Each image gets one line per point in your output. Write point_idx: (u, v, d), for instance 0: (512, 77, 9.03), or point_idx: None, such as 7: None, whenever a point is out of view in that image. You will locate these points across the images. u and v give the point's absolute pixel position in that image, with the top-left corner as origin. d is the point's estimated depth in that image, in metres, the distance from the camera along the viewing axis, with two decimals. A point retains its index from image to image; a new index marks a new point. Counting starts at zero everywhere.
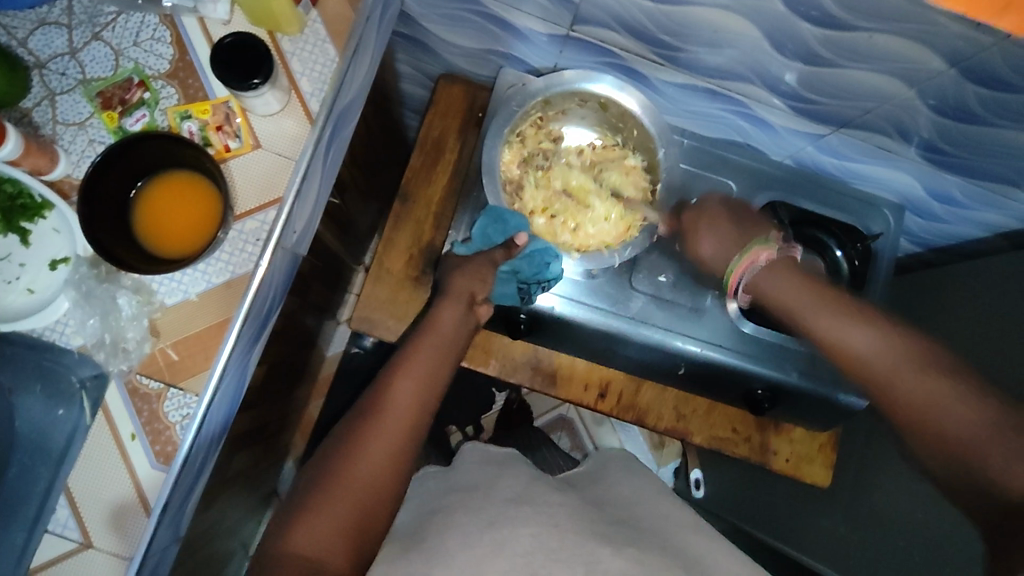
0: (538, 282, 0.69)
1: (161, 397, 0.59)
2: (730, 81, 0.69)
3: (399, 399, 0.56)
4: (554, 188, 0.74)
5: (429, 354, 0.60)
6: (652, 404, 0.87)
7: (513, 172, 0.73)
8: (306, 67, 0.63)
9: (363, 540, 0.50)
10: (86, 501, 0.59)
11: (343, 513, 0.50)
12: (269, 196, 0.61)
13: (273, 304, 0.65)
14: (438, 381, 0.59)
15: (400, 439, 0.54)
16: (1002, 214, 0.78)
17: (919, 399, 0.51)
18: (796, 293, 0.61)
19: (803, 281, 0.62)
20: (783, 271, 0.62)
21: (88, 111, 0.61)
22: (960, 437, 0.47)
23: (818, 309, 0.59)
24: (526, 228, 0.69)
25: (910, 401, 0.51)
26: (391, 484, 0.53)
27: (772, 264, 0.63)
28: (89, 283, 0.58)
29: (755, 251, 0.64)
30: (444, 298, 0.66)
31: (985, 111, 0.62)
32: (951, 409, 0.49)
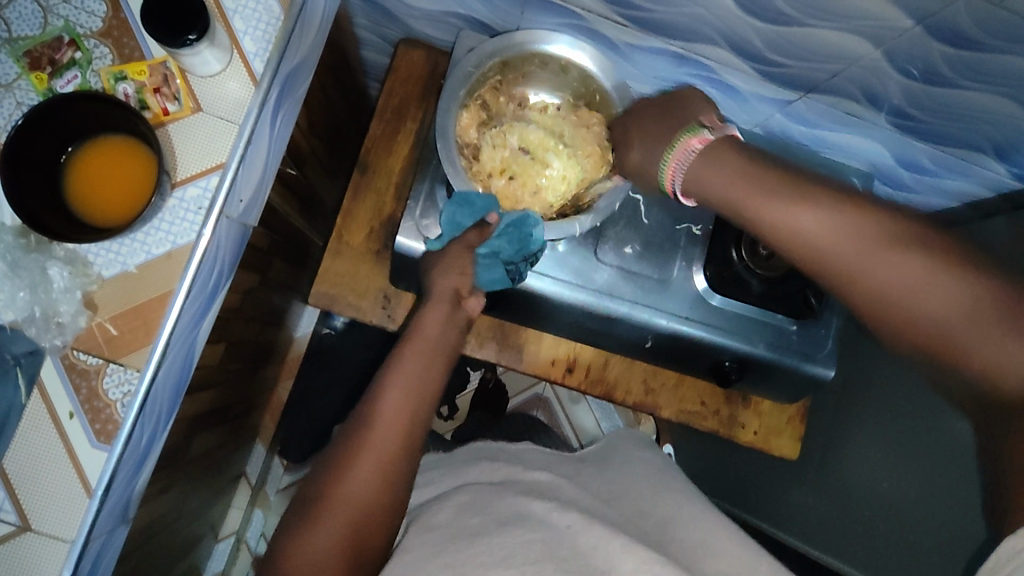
0: (522, 257, 0.68)
1: (101, 373, 0.57)
2: (697, 43, 0.67)
3: (388, 413, 0.52)
4: (511, 148, 0.71)
5: (417, 361, 0.56)
6: (621, 377, 0.85)
7: (471, 136, 0.70)
8: (249, 25, 0.60)
9: (360, 557, 0.49)
10: (22, 481, 0.56)
11: (335, 535, 0.48)
12: (211, 161, 0.59)
13: (223, 279, 0.62)
14: (430, 391, 0.55)
15: (390, 454, 0.51)
16: (970, 180, 0.77)
17: (903, 292, 0.45)
18: (744, 180, 0.51)
19: (746, 171, 0.51)
20: (718, 157, 0.53)
21: (15, 71, 0.57)
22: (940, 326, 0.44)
23: (783, 205, 0.49)
24: (495, 206, 0.66)
25: (914, 313, 0.44)
26: (385, 500, 0.50)
27: (705, 150, 0.55)
28: (16, 253, 0.55)
29: (691, 140, 0.56)
30: (428, 299, 0.62)
31: (955, 73, 0.61)
32: (982, 321, 0.42)
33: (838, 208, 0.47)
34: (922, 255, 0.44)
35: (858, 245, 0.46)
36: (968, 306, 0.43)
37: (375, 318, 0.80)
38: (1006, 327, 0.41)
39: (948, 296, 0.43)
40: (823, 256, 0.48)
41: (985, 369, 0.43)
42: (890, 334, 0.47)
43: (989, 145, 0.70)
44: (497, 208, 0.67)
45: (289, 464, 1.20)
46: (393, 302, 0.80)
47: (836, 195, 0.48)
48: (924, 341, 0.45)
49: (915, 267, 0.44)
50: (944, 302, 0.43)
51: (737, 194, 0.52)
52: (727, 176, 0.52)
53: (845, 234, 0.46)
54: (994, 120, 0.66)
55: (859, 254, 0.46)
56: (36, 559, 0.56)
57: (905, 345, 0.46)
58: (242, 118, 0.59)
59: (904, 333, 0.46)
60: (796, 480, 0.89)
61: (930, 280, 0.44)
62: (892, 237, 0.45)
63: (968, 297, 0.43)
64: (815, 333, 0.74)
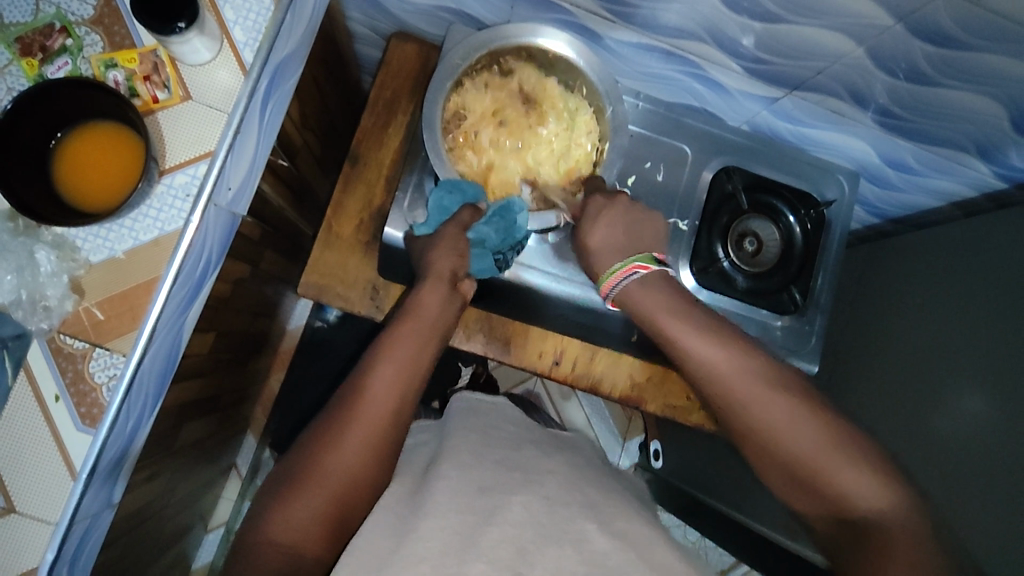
0: (508, 247, 0.70)
1: (87, 356, 0.57)
2: (684, 40, 0.67)
3: (380, 387, 0.54)
4: (510, 92, 0.70)
5: (411, 340, 0.58)
6: (607, 372, 0.82)
7: (461, 96, 0.69)
8: (240, 15, 0.60)
9: (342, 527, 0.50)
10: (7, 463, 0.56)
11: (322, 507, 0.49)
12: (199, 150, 0.59)
13: (210, 267, 0.63)
14: (418, 370, 0.57)
15: (378, 429, 0.52)
16: (954, 180, 0.78)
17: (777, 421, 0.55)
18: (672, 306, 0.63)
19: (681, 306, 0.63)
20: (655, 285, 0.65)
21: (7, 57, 0.57)
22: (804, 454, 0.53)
23: (699, 338, 0.61)
24: (484, 197, 0.69)
25: (787, 439, 0.54)
26: (372, 473, 0.51)
27: (646, 277, 0.65)
28: (4, 236, 0.56)
29: (637, 264, 0.66)
30: (425, 278, 0.64)
31: (935, 71, 0.62)
32: (831, 454, 0.52)
33: (741, 352, 0.59)
34: (794, 398, 0.56)
35: (749, 383, 0.57)
36: (820, 440, 0.53)
37: (363, 310, 0.80)
38: (849, 459, 0.52)
39: (809, 431, 0.54)
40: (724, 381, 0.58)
41: (833, 490, 0.52)
42: (763, 459, 0.56)
43: (971, 145, 0.71)
44: (484, 198, 0.69)
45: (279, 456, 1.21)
46: (382, 294, 0.80)
47: (740, 342, 0.60)
48: (786, 465, 0.54)
49: (788, 406, 0.55)
50: (806, 435, 0.54)
51: (664, 316, 0.62)
52: (658, 302, 0.63)
53: (740, 370, 0.58)
54: (975, 120, 0.67)
55: (751, 388, 0.57)
56: (21, 540, 0.56)
57: (773, 472, 0.56)
58: (231, 106, 0.60)
59: (774, 458, 0.55)
60: None
61: (803, 417, 0.54)
62: (776, 384, 0.57)
63: (822, 435, 0.53)
64: (801, 328, 0.78)
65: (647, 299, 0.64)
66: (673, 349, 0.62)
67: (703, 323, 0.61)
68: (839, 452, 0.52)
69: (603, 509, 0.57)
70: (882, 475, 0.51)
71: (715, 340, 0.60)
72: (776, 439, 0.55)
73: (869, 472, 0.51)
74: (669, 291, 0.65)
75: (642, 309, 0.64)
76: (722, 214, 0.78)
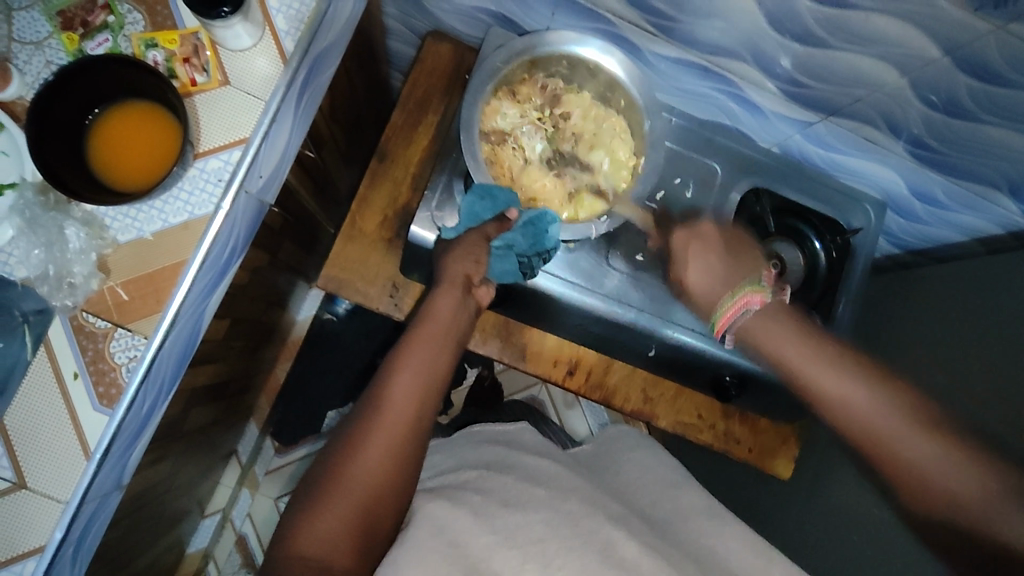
0: (536, 254, 0.67)
1: (108, 336, 0.57)
2: (724, 58, 0.67)
3: (398, 393, 0.52)
4: (548, 107, 0.71)
5: (426, 346, 0.55)
6: (621, 385, 0.85)
7: (500, 104, 0.69)
8: (283, 4, 0.60)
9: (371, 536, 0.48)
10: (21, 439, 0.56)
11: (347, 512, 0.47)
12: (234, 136, 0.59)
13: (236, 252, 0.62)
14: (438, 374, 0.54)
15: (397, 437, 0.50)
16: (981, 217, 0.78)
17: (927, 464, 0.47)
18: (796, 342, 0.56)
19: (805, 335, 0.56)
20: (776, 319, 0.57)
21: (48, 30, 0.57)
22: (964, 501, 0.45)
23: (824, 368, 0.53)
24: (516, 203, 0.67)
25: (943, 483, 0.46)
26: (396, 481, 0.49)
27: (760, 312, 0.58)
28: (34, 209, 0.55)
29: (748, 296, 0.59)
30: (439, 285, 0.62)
31: (976, 106, 0.61)
32: (1002, 502, 0.43)
33: (881, 387, 0.51)
34: (953, 438, 0.47)
35: (890, 413, 0.49)
36: (986, 479, 0.45)
37: (381, 306, 0.80)
38: (1013, 499, 0.43)
39: (967, 468, 0.45)
40: (858, 417, 0.50)
41: (998, 541, 0.43)
42: (913, 505, 0.48)
43: (1004, 182, 0.71)
44: (517, 206, 0.67)
45: (280, 447, 1.20)
46: (401, 292, 0.80)
47: (887, 377, 0.52)
48: (940, 509, 0.46)
49: (944, 442, 0.47)
50: (969, 481, 0.45)
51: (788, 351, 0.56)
52: (784, 335, 0.56)
53: (875, 405, 0.50)
54: (1011, 157, 0.66)
55: (883, 419, 0.49)
56: (27, 519, 0.56)
57: (928, 524, 0.47)
58: (269, 95, 0.59)
59: (925, 506, 0.47)
60: (784, 504, 0.90)
61: (958, 459, 0.46)
62: (924, 415, 0.48)
63: (987, 471, 0.45)
64: None
65: (768, 338, 0.57)
66: (795, 384, 0.55)
67: (832, 352, 0.54)
68: (1003, 497, 0.43)
69: (617, 526, 0.57)
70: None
71: (852, 374, 0.52)
72: (931, 480, 0.46)
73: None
74: (799, 327, 0.57)
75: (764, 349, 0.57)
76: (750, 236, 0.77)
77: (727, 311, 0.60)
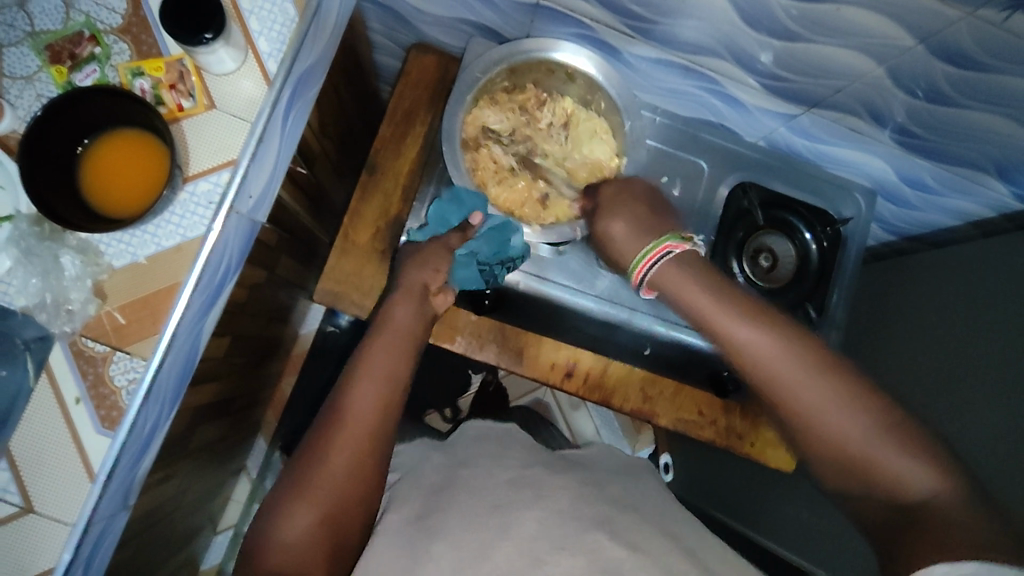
0: (498, 261, 0.71)
1: (107, 360, 0.58)
2: (703, 56, 0.68)
3: (365, 400, 0.54)
4: (523, 115, 0.72)
5: (389, 352, 0.58)
6: (619, 384, 0.85)
7: (479, 114, 0.70)
8: (264, 26, 0.61)
9: (338, 541, 0.50)
10: (26, 464, 0.57)
11: (316, 519, 0.49)
12: (221, 159, 0.60)
13: (230, 272, 0.63)
14: (403, 379, 0.57)
15: (367, 444, 0.53)
16: (972, 200, 0.78)
17: (817, 407, 0.50)
18: (705, 291, 0.56)
19: (712, 282, 0.56)
20: (682, 264, 0.58)
21: (36, 65, 0.58)
22: (848, 443, 0.49)
23: (731, 317, 0.54)
24: (483, 207, 0.69)
25: (829, 429, 0.49)
26: (363, 485, 0.52)
27: (681, 256, 0.58)
28: (30, 240, 0.56)
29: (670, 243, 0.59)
30: (396, 292, 0.64)
31: (956, 92, 0.61)
32: (877, 440, 0.48)
33: (784, 337, 0.52)
34: (838, 381, 0.50)
35: (792, 364, 0.51)
36: (870, 425, 0.48)
37: None
38: (900, 444, 0.47)
39: (859, 416, 0.49)
40: (759, 364, 0.52)
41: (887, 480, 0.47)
42: (810, 449, 0.51)
43: (991, 164, 0.70)
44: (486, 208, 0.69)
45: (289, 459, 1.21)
46: None
47: (778, 319, 0.54)
48: (839, 458, 0.49)
49: (839, 392, 0.49)
50: (853, 422, 0.49)
51: (705, 302, 0.56)
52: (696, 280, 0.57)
53: (772, 346, 0.52)
54: (996, 140, 0.66)
55: (786, 367, 0.51)
56: (38, 541, 0.57)
57: (825, 464, 0.51)
58: (254, 116, 0.61)
59: (824, 451, 0.50)
60: (789, 496, 0.91)
61: (846, 404, 0.49)
62: (814, 359, 0.51)
63: (874, 419, 0.48)
64: None
65: (680, 286, 0.57)
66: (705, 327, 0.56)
67: (734, 295, 0.55)
68: (886, 436, 0.48)
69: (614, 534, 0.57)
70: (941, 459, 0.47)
71: (753, 320, 0.53)
72: (824, 429, 0.49)
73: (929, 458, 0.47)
74: (703, 267, 0.57)
75: (675, 296, 0.57)
76: (737, 231, 0.78)
77: (643, 263, 0.59)
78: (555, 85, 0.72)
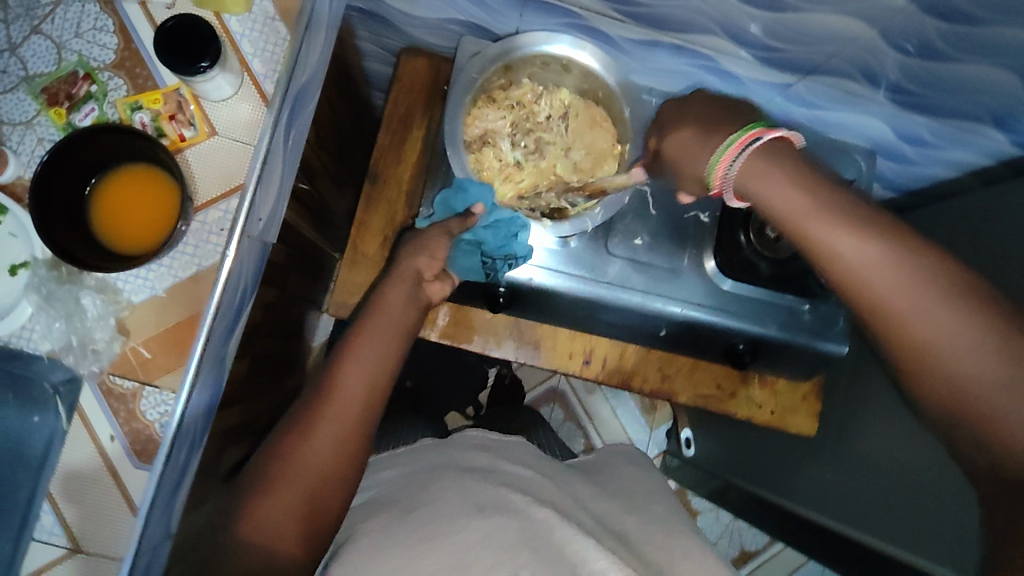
0: (502, 256, 0.70)
1: (137, 396, 0.59)
2: (694, 34, 0.68)
3: (350, 381, 0.55)
4: (521, 110, 0.72)
5: (381, 335, 0.60)
6: (638, 367, 0.86)
7: (481, 111, 0.70)
8: (257, 47, 0.61)
9: (315, 521, 0.51)
10: (70, 505, 0.58)
11: (296, 497, 0.50)
12: (229, 184, 0.60)
13: (247, 295, 0.64)
14: (391, 361, 0.59)
15: (347, 426, 0.54)
16: (972, 151, 0.78)
17: (937, 340, 0.42)
18: (808, 193, 0.46)
19: (827, 190, 0.45)
20: (772, 162, 0.47)
21: (35, 109, 0.58)
22: (969, 384, 0.41)
23: (849, 231, 0.44)
24: (487, 198, 0.69)
25: (947, 366, 0.41)
26: (344, 466, 0.53)
27: (766, 146, 0.48)
28: (50, 285, 0.57)
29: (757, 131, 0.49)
30: (391, 278, 0.65)
31: (948, 46, 0.62)
32: (1010, 387, 0.40)
33: (905, 252, 0.43)
34: (962, 314, 0.41)
35: (913, 293, 0.42)
36: (997, 365, 0.40)
37: None
38: None
39: (988, 355, 0.40)
40: (860, 288, 0.44)
41: (1000, 439, 0.40)
42: (917, 386, 0.44)
43: (988, 115, 0.71)
44: (489, 200, 0.70)
45: None
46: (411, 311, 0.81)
47: (910, 238, 0.44)
48: (953, 401, 0.42)
49: (966, 331, 0.41)
50: (982, 360, 0.40)
51: (795, 203, 0.46)
52: (784, 188, 0.47)
53: (887, 267, 0.43)
54: (990, 90, 0.67)
55: (905, 297, 0.43)
56: None
57: (937, 408, 0.43)
58: (257, 138, 0.61)
59: (933, 391, 0.43)
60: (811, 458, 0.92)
61: (969, 339, 0.41)
62: (942, 288, 0.42)
63: (1003, 358, 0.40)
64: (827, 313, 0.76)
65: (768, 183, 0.47)
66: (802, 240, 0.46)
67: (852, 207, 0.45)
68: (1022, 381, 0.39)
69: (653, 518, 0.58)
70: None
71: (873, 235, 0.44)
72: (935, 366, 0.42)
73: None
74: (804, 168, 0.47)
75: (762, 199, 0.48)
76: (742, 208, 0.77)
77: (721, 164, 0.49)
78: (549, 76, 0.72)
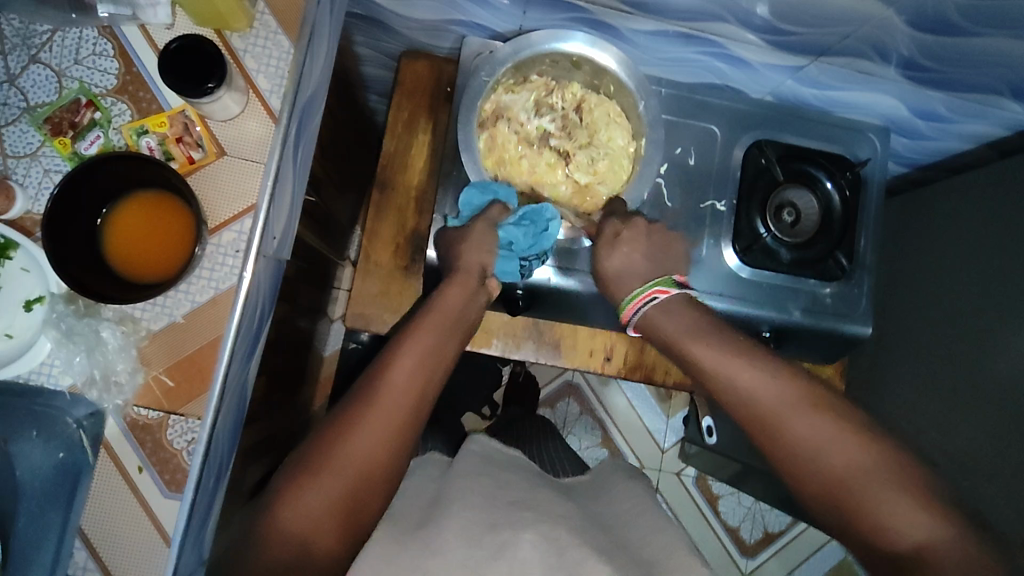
0: (535, 255, 0.68)
1: (163, 425, 0.58)
2: (703, 22, 0.66)
3: (400, 377, 0.56)
4: (539, 100, 0.71)
5: (432, 333, 0.61)
6: (658, 360, 0.85)
7: (498, 102, 0.70)
8: (261, 63, 0.60)
9: (353, 518, 0.51)
10: (102, 541, 0.56)
11: (336, 492, 0.50)
12: (242, 205, 0.59)
13: (264, 315, 0.63)
14: (440, 361, 0.60)
15: (394, 422, 0.54)
16: (988, 123, 0.77)
17: (811, 442, 0.55)
18: (695, 326, 0.64)
19: (712, 329, 0.64)
20: (673, 305, 0.67)
21: (38, 140, 0.57)
22: (840, 476, 0.53)
23: (734, 361, 0.61)
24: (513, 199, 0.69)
25: (824, 465, 0.54)
26: (386, 466, 0.53)
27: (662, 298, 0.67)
28: (69, 320, 0.56)
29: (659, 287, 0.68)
30: (454, 275, 0.67)
31: (966, 21, 0.60)
32: (870, 478, 0.52)
33: (779, 375, 0.59)
34: (828, 420, 0.56)
35: (788, 402, 0.57)
36: (857, 461, 0.53)
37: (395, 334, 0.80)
38: (891, 484, 0.51)
39: (854, 452, 0.53)
40: (750, 403, 0.59)
41: (872, 524, 0.51)
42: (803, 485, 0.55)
43: (1005, 86, 0.70)
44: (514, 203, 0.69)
45: None
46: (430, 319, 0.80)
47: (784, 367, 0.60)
48: (833, 494, 0.53)
49: (832, 433, 0.55)
50: (846, 457, 0.54)
51: (689, 337, 0.64)
52: (677, 321, 0.65)
53: (767, 387, 0.58)
54: (1008, 62, 0.65)
55: (787, 409, 0.57)
56: None
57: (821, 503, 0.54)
58: (267, 156, 0.59)
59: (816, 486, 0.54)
60: None
61: (836, 440, 0.54)
62: (811, 402, 0.57)
63: (862, 456, 0.53)
64: (849, 292, 0.76)
65: (665, 318, 0.66)
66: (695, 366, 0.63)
67: (734, 342, 0.62)
68: (875, 472, 0.52)
69: None
70: (939, 512, 0.50)
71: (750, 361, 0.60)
72: (814, 464, 0.54)
73: (923, 507, 0.50)
74: (694, 313, 0.66)
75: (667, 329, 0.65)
76: (758, 191, 0.76)
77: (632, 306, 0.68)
78: (563, 70, 0.71)
